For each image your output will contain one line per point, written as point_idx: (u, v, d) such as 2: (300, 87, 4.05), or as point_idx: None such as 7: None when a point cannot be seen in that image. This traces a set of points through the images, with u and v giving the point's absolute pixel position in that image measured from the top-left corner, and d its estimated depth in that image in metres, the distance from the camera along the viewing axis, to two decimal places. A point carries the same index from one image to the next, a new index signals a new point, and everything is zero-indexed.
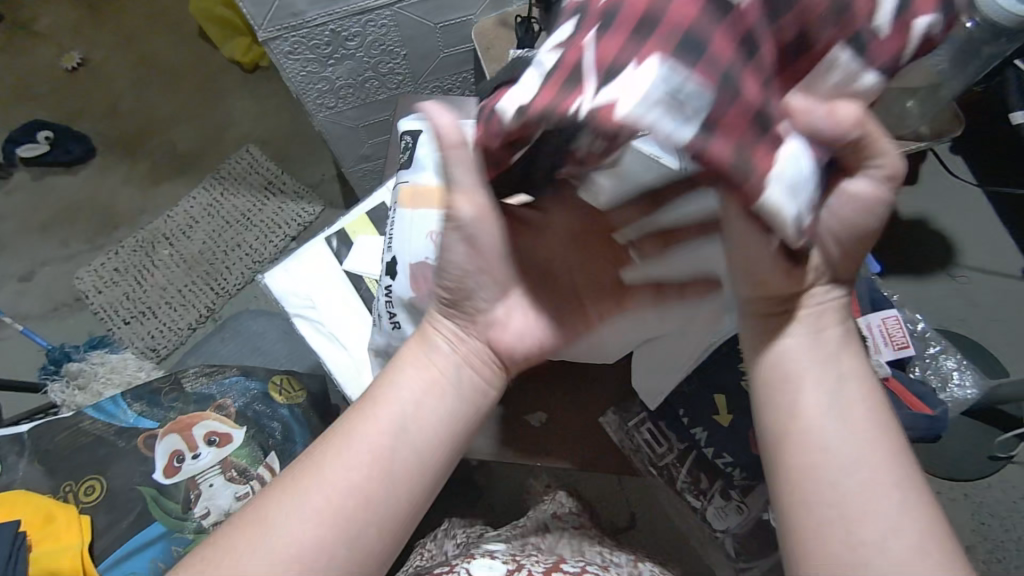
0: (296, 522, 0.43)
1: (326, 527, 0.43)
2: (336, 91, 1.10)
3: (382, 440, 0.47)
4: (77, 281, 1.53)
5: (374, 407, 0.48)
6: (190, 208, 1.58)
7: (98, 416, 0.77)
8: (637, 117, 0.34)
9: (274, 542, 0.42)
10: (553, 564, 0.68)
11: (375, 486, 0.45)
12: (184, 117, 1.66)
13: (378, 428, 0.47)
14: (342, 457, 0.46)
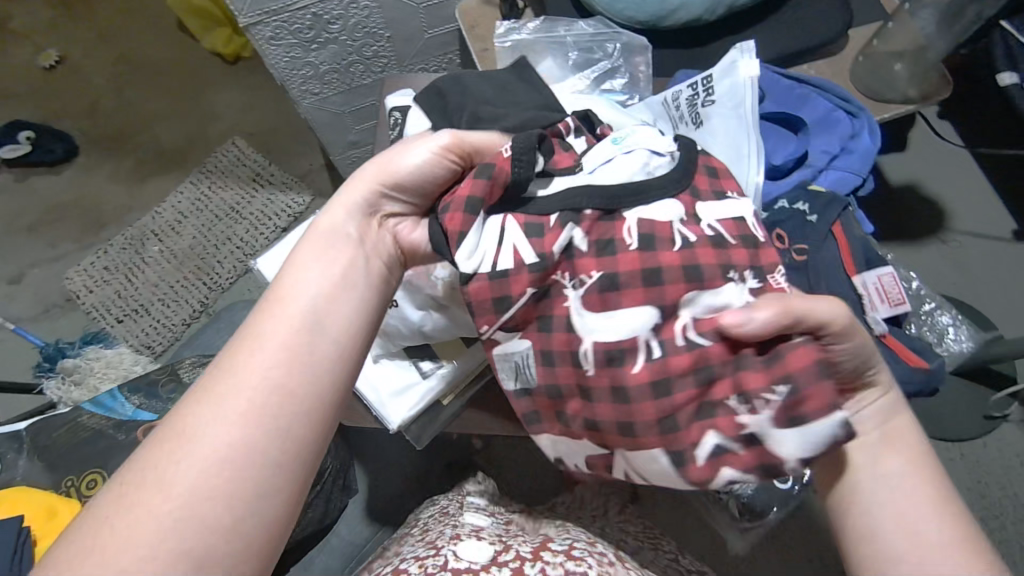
0: (192, 455, 0.40)
1: (227, 457, 0.40)
2: (321, 76, 1.08)
3: (296, 338, 0.44)
4: (67, 281, 1.51)
5: (279, 308, 0.45)
6: (178, 202, 1.57)
7: (97, 411, 0.78)
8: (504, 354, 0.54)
9: (172, 479, 0.39)
10: (540, 545, 0.68)
11: (275, 405, 0.42)
12: (167, 111, 1.64)
13: (288, 325, 0.45)
14: (248, 363, 0.43)
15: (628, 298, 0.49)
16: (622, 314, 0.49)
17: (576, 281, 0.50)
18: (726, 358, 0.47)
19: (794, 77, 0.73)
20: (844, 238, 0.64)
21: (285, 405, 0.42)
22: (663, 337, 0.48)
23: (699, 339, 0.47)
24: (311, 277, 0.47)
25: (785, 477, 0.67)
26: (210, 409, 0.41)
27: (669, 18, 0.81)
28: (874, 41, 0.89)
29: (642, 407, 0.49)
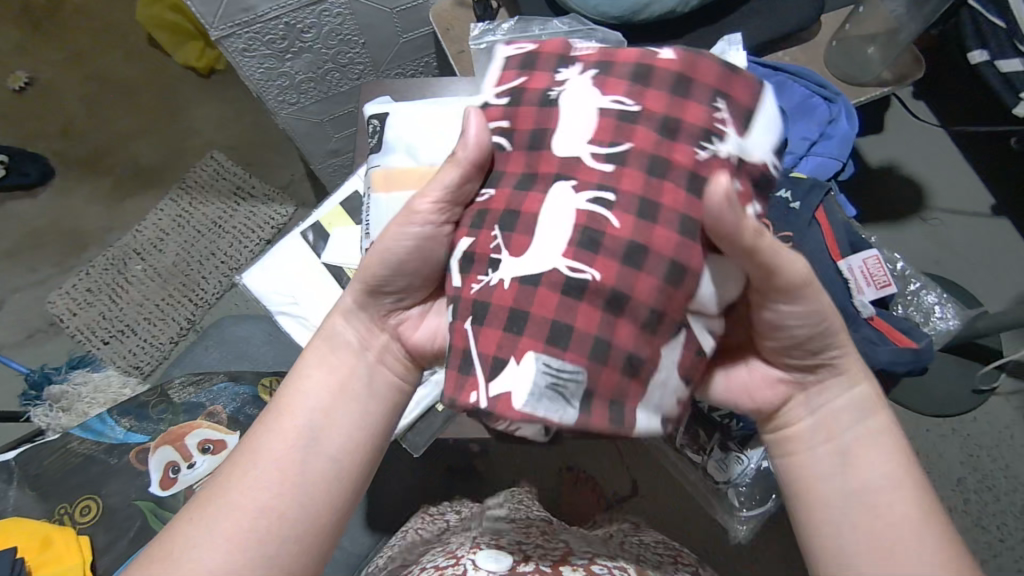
0: (195, 539, 0.44)
1: (220, 536, 0.45)
2: (297, 86, 1.07)
3: (289, 454, 0.47)
4: (49, 305, 1.49)
5: (282, 418, 0.49)
6: (159, 220, 1.55)
7: (86, 435, 0.75)
8: (530, 409, 0.41)
9: (174, 559, 0.44)
10: (559, 557, 0.68)
11: (266, 485, 0.46)
12: (144, 129, 1.62)
13: (283, 441, 0.48)
14: (244, 475, 0.47)
15: (536, 202, 0.44)
16: (554, 210, 0.43)
17: (492, 265, 0.44)
18: (659, 143, 0.43)
19: (772, 62, 0.73)
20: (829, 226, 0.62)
21: (274, 522, 0.46)
22: (594, 185, 0.43)
23: (616, 148, 0.43)
24: (253, 460, 0.47)
25: None
26: (217, 510, 0.46)
27: (643, 10, 0.81)
28: (845, 25, 0.90)
29: (663, 231, 0.42)
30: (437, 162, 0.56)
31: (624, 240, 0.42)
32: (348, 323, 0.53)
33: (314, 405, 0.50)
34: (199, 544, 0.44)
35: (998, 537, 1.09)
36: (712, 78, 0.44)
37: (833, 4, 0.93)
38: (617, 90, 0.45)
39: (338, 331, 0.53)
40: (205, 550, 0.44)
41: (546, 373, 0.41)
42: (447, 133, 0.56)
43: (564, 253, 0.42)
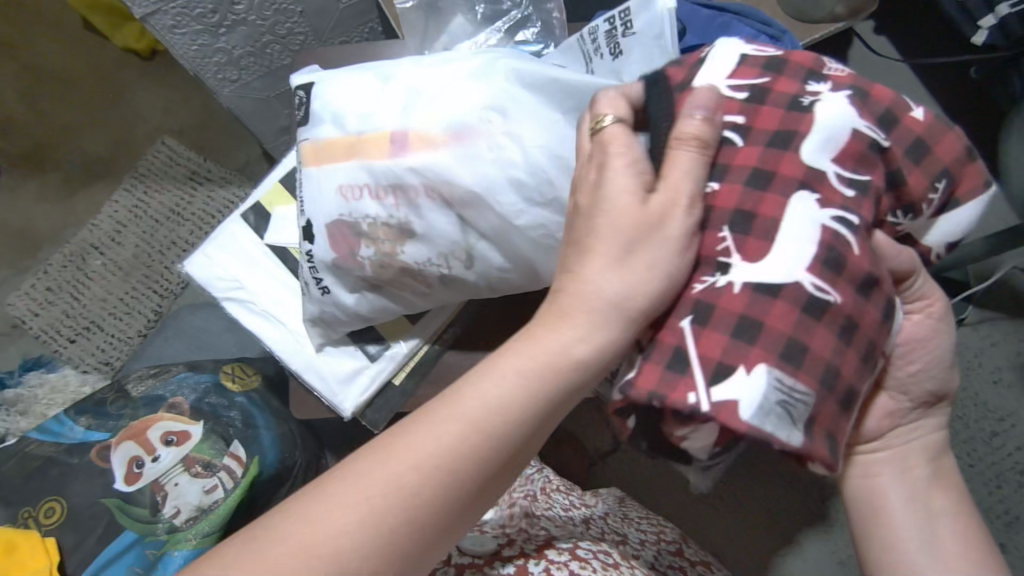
0: (351, 533, 0.39)
1: (376, 540, 0.39)
2: (237, 61, 1.03)
3: (473, 475, 0.42)
4: (9, 307, 1.46)
5: (471, 436, 0.41)
6: (115, 212, 1.50)
7: (44, 438, 0.74)
8: (756, 426, 0.39)
9: (329, 553, 0.38)
10: (545, 541, 0.69)
11: (433, 501, 0.41)
12: (89, 119, 1.55)
13: (479, 462, 0.42)
14: (418, 481, 0.41)
15: (777, 206, 0.43)
16: (795, 218, 0.43)
17: (719, 268, 0.44)
18: (886, 189, 0.45)
19: (714, 6, 0.71)
20: None
21: (416, 539, 0.41)
22: (836, 204, 0.43)
23: (859, 176, 0.44)
24: (436, 468, 0.41)
25: None
26: (366, 512, 0.39)
27: None
28: None
29: (885, 272, 0.43)
30: (363, 130, 0.53)
31: (861, 270, 0.42)
32: (584, 337, 0.43)
33: (524, 429, 0.43)
34: (344, 551, 0.38)
35: (968, 462, 1.12)
36: (951, 158, 0.46)
37: None
38: (870, 118, 0.45)
39: (568, 342, 0.43)
40: (361, 547, 0.39)
41: (777, 391, 0.40)
42: (374, 98, 0.53)
43: (810, 270, 0.41)
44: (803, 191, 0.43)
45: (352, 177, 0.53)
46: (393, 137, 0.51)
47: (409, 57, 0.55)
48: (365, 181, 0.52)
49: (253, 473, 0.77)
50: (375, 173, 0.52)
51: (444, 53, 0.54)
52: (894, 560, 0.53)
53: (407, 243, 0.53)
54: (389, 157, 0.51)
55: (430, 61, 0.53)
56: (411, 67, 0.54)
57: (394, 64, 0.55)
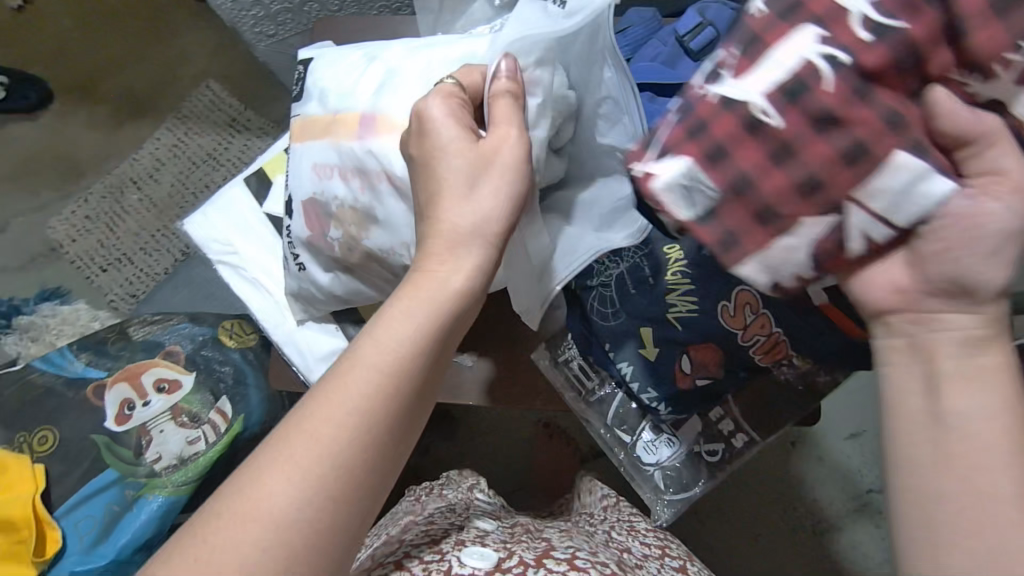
0: (248, 528, 0.37)
1: (274, 528, 0.38)
2: (274, 16, 1.02)
3: (351, 428, 0.40)
4: (50, 231, 1.52)
5: (369, 375, 0.42)
6: (155, 149, 1.54)
7: (47, 368, 0.78)
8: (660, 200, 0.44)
9: (226, 554, 0.37)
10: (544, 549, 0.63)
11: (321, 470, 0.39)
12: (138, 54, 1.59)
13: (343, 414, 0.40)
14: (297, 463, 0.39)
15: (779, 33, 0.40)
16: (790, 48, 0.40)
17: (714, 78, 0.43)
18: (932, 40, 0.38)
19: None
20: None
21: (354, 484, 0.40)
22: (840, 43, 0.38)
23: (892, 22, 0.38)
24: (308, 441, 0.39)
25: (712, 449, 0.61)
26: (291, 472, 0.39)
27: None
28: None
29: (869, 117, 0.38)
30: (340, 109, 0.54)
31: (826, 106, 0.38)
32: (456, 270, 0.45)
33: (382, 366, 0.42)
34: (282, 512, 0.38)
35: None
36: None
37: None
38: None
39: (443, 276, 0.45)
40: (256, 540, 0.37)
41: (688, 179, 0.42)
42: (356, 79, 0.54)
43: (767, 94, 0.40)
44: (809, 27, 0.39)
45: (325, 157, 0.54)
46: (363, 119, 0.52)
47: (400, 40, 0.56)
48: (335, 162, 0.53)
49: (235, 430, 0.78)
50: (343, 154, 0.52)
51: (432, 38, 0.55)
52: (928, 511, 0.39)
53: (370, 228, 0.53)
54: (356, 137, 0.52)
55: (413, 45, 0.54)
56: (396, 51, 0.54)
57: (386, 47, 0.56)
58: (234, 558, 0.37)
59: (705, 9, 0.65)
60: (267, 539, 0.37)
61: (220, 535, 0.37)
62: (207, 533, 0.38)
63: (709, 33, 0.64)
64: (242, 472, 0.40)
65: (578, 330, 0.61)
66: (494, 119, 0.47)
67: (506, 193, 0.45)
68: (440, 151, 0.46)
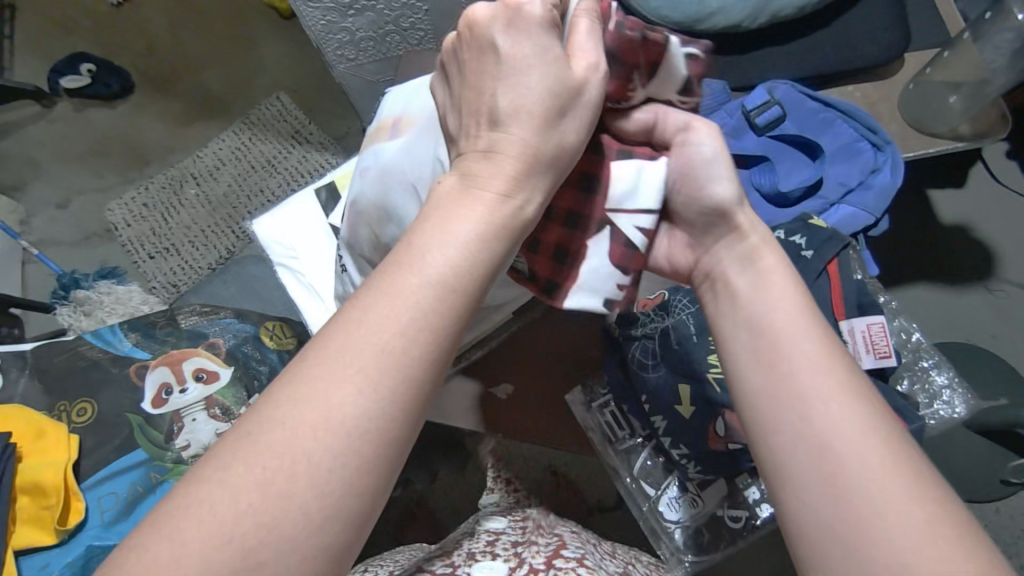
0: (313, 442, 0.35)
1: (343, 438, 0.35)
2: (357, 43, 1.08)
3: (414, 337, 0.38)
4: (108, 212, 1.59)
5: (440, 285, 0.39)
6: (219, 149, 1.61)
7: (96, 343, 0.81)
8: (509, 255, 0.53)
9: (289, 464, 0.35)
10: (553, 549, 0.60)
11: (387, 378, 0.37)
12: (218, 58, 1.68)
13: (407, 321, 0.38)
14: (362, 372, 0.36)
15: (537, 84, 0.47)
16: None
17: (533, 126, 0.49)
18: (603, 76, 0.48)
19: (821, 98, 0.68)
20: (839, 280, 0.57)
21: (419, 398, 0.38)
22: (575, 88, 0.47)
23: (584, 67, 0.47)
24: (373, 349, 0.37)
25: (736, 515, 0.60)
26: (362, 382, 0.36)
27: (706, 21, 0.83)
28: (928, 69, 0.87)
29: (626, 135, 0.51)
30: (383, 121, 0.60)
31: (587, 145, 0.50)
32: (531, 197, 0.44)
33: (446, 273, 0.39)
34: (356, 423, 0.36)
35: None
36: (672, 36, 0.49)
37: (918, 44, 0.90)
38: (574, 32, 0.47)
39: (519, 201, 0.43)
40: (323, 451, 0.35)
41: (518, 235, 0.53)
42: (404, 94, 0.60)
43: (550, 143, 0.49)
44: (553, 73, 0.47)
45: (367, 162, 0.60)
46: (393, 125, 0.58)
47: None
48: (368, 165, 0.59)
49: None
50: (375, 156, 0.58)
51: None
52: (798, 443, 0.40)
53: (389, 226, 0.56)
54: (386, 140, 0.58)
55: None
56: None
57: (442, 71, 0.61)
58: (295, 468, 0.35)
59: (774, 88, 0.69)
60: (342, 449, 0.35)
61: (295, 447, 0.35)
62: (279, 443, 0.35)
63: (776, 110, 0.67)
64: (306, 382, 0.37)
65: (616, 377, 0.61)
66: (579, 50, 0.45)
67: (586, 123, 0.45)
68: (521, 71, 0.43)
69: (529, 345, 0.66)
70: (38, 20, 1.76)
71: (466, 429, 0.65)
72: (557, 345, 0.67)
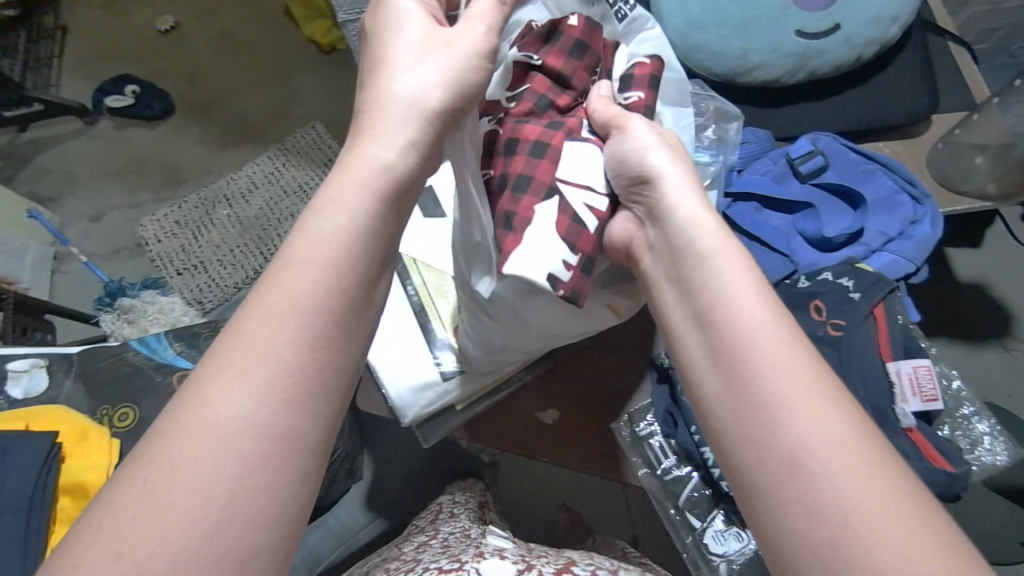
0: (200, 442, 0.34)
1: (239, 436, 0.34)
2: None
3: (293, 321, 0.37)
4: (140, 228, 1.62)
5: (304, 268, 0.39)
6: (253, 173, 1.66)
7: (141, 349, 0.82)
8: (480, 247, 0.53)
9: (180, 469, 0.33)
10: (563, 565, 0.64)
11: (275, 361, 0.36)
12: (258, 87, 1.74)
13: (287, 306, 0.37)
14: (249, 365, 0.36)
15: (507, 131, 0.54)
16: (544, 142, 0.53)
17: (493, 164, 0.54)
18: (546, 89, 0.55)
19: (862, 151, 0.72)
20: (885, 323, 0.59)
21: (308, 384, 0.36)
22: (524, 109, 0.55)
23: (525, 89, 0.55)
24: (259, 341, 0.36)
25: None
26: (233, 377, 0.35)
27: (747, 75, 0.88)
28: (957, 130, 0.90)
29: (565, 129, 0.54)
30: None
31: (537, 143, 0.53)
32: (392, 150, 0.44)
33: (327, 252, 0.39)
34: (230, 419, 0.34)
35: None
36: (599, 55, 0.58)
37: (945, 107, 0.94)
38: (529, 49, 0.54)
39: (373, 152, 0.43)
40: (215, 450, 0.33)
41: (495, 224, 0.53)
42: None
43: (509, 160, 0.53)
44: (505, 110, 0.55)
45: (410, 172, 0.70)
46: None
47: None
48: None
49: None
50: None
51: None
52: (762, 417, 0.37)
53: None
54: None
55: None
56: None
57: None
58: (188, 470, 0.33)
59: (817, 139, 0.73)
60: (229, 450, 0.34)
61: (179, 458, 0.33)
62: (157, 457, 0.33)
63: (819, 160, 0.71)
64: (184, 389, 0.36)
65: (664, 408, 0.65)
66: (467, 13, 0.49)
67: (442, 74, 0.46)
68: (392, 26, 0.48)
69: (576, 367, 0.68)
70: (88, 43, 1.83)
71: (513, 453, 0.66)
72: (607, 377, 0.67)
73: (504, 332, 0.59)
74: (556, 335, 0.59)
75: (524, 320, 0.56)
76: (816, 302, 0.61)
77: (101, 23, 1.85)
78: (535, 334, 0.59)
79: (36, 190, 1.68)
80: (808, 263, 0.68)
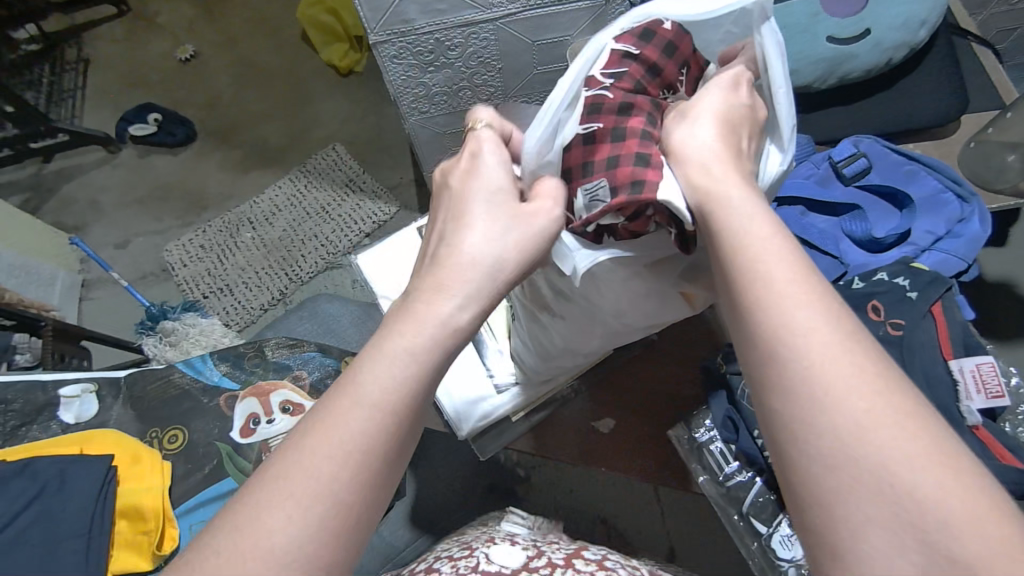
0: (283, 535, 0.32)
1: (312, 538, 0.33)
2: (431, 97, 1.14)
3: (377, 436, 0.35)
4: (165, 253, 1.64)
5: (366, 409, 0.35)
6: (275, 196, 1.67)
7: (187, 371, 0.82)
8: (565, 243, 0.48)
9: (262, 556, 0.32)
10: (573, 551, 0.67)
11: (355, 468, 0.34)
12: (277, 112, 1.77)
13: (371, 412, 0.35)
14: (337, 470, 0.34)
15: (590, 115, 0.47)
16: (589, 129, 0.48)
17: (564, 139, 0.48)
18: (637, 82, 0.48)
19: (904, 153, 0.73)
20: (945, 320, 0.60)
21: (354, 520, 0.34)
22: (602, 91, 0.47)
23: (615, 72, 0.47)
24: (345, 444, 0.34)
25: None
26: (291, 506, 0.33)
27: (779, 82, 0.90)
28: (988, 129, 0.89)
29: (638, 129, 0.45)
30: None
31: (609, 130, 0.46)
32: (463, 303, 0.40)
33: (413, 370, 0.37)
34: (321, 509, 0.33)
35: None
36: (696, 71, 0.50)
37: (976, 107, 0.94)
38: (627, 40, 0.48)
39: (447, 309, 0.39)
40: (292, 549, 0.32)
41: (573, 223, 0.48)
42: None
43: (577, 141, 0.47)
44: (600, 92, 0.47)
45: None
46: None
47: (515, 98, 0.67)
48: None
49: None
50: None
51: None
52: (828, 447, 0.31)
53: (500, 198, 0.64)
54: None
55: None
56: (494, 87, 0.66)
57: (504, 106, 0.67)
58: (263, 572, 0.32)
59: (859, 142, 0.75)
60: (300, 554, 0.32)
61: (251, 552, 0.32)
62: (241, 536, 0.32)
63: (863, 162, 0.73)
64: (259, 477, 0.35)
65: (723, 413, 0.62)
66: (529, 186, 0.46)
67: (518, 252, 0.42)
68: (472, 182, 0.45)
69: (633, 374, 0.68)
70: (110, 75, 1.86)
71: (569, 461, 0.67)
72: (661, 382, 0.68)
73: (569, 331, 0.57)
74: (621, 334, 0.58)
75: (598, 314, 0.54)
76: (876, 302, 0.61)
77: (122, 55, 1.89)
78: (610, 324, 0.56)
79: (62, 219, 1.70)
80: (861, 261, 0.68)
